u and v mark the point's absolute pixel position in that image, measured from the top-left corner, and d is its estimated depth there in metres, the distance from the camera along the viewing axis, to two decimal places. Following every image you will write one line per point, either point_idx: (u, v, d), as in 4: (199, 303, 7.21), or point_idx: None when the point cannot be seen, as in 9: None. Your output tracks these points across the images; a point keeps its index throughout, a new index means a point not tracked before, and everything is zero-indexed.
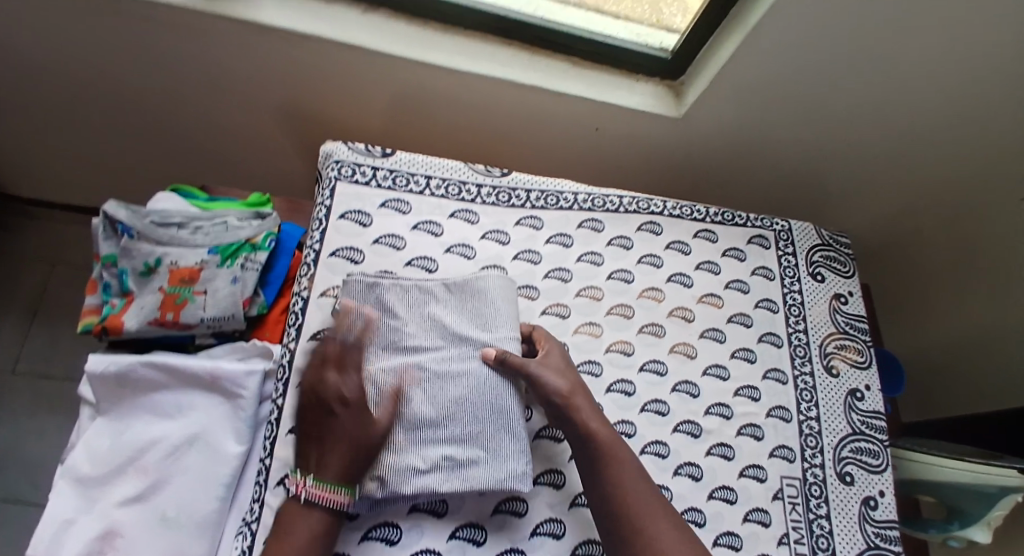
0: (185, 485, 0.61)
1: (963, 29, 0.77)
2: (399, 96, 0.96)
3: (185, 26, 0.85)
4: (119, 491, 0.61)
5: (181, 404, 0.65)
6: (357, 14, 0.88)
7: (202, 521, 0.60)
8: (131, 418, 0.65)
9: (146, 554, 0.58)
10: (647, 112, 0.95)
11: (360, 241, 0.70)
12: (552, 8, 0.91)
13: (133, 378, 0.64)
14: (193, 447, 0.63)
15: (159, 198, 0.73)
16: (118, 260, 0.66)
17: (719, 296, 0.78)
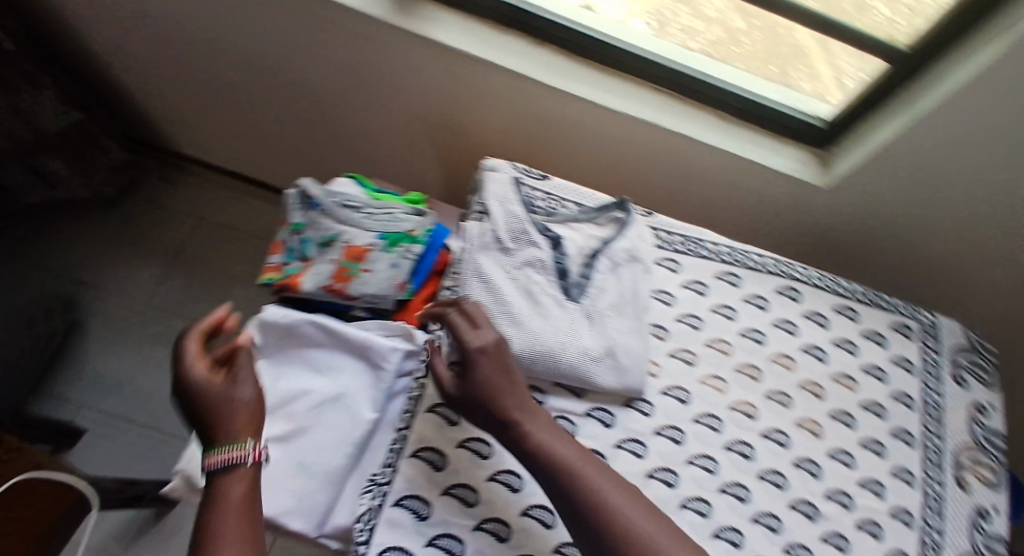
0: (323, 438, 0.66)
1: None
2: (548, 125, 1.02)
3: (374, 38, 0.95)
4: (268, 430, 0.67)
5: (333, 364, 0.70)
6: (527, 46, 0.95)
7: (330, 475, 0.65)
8: (288, 367, 0.70)
9: (282, 491, 0.63)
10: (790, 174, 0.95)
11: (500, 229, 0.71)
12: (706, 61, 0.94)
13: (298, 332, 0.70)
14: (337, 405, 0.68)
15: (341, 183, 0.81)
16: (304, 229, 0.75)
17: (853, 379, 0.76)
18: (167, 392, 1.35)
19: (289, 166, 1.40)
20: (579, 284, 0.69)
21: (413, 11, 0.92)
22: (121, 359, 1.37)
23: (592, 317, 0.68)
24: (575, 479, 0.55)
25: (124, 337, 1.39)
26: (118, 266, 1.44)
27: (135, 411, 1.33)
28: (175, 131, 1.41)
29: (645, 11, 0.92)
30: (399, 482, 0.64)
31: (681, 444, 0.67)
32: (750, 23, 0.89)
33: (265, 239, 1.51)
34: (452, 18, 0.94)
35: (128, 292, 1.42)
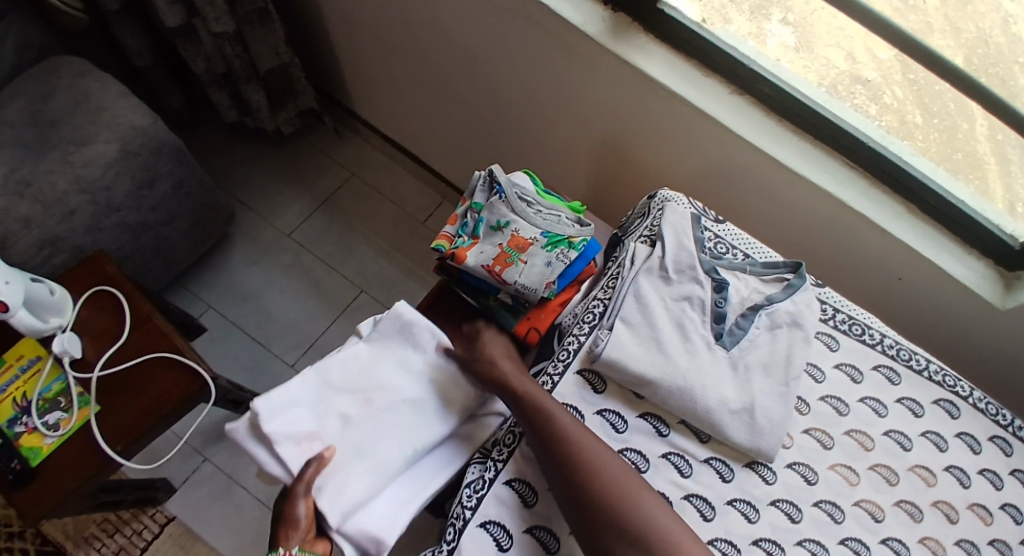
0: (390, 434, 0.71)
1: None
2: (718, 172, 1.03)
3: (579, 50, 0.99)
4: (344, 405, 0.73)
5: (425, 372, 0.76)
6: (726, 92, 0.95)
7: (384, 470, 0.69)
8: (385, 358, 0.76)
9: (337, 469, 0.68)
10: (970, 288, 0.90)
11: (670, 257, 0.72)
12: (904, 148, 0.91)
13: (414, 332, 0.77)
14: (414, 409, 0.73)
15: (517, 176, 0.86)
16: (483, 209, 0.80)
17: (989, 512, 0.71)
18: (286, 318, 1.46)
19: (449, 147, 1.48)
20: (731, 333, 0.68)
21: (625, 38, 0.96)
22: (253, 275, 1.50)
23: (736, 368, 0.67)
24: (571, 444, 0.60)
25: (262, 259, 1.52)
26: (276, 194, 1.58)
27: (253, 327, 1.45)
28: (358, 91, 1.54)
29: (818, 80, 0.92)
30: (516, 464, 0.67)
31: (796, 522, 0.65)
32: (929, 119, 0.89)
33: (405, 206, 1.60)
34: (662, 51, 0.97)
35: (276, 220, 1.56)
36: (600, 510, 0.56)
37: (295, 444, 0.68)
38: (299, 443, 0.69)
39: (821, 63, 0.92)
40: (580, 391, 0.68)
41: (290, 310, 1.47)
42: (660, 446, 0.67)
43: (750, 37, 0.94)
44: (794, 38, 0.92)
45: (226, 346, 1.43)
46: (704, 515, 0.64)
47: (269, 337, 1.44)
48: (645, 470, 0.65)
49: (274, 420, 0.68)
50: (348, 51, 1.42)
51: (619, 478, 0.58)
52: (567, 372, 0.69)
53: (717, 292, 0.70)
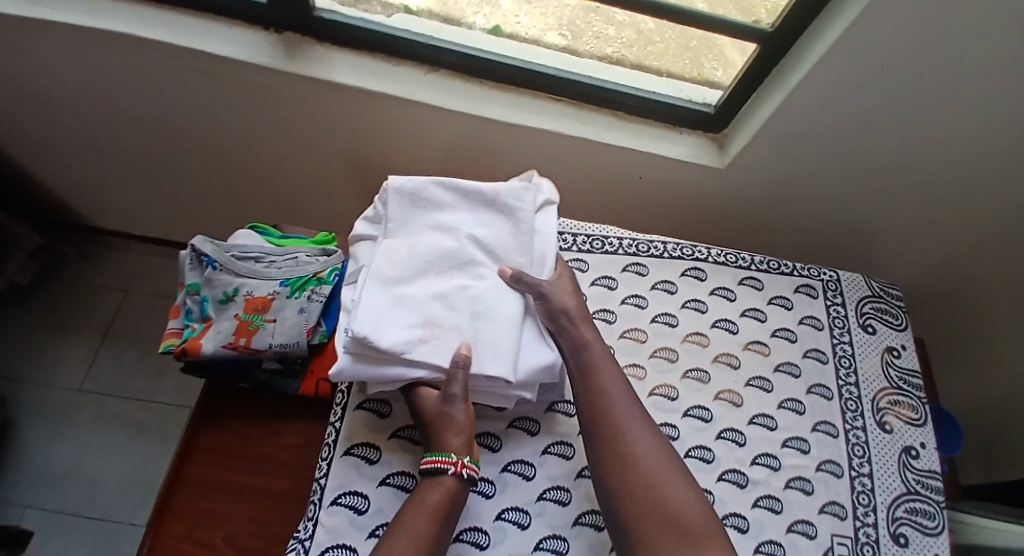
0: (486, 286, 0.64)
1: (986, 99, 0.79)
2: (454, 145, 1.04)
3: (265, 85, 0.95)
4: (426, 290, 0.63)
5: (460, 219, 0.67)
6: (422, 74, 0.97)
7: (504, 317, 0.63)
8: (418, 229, 0.66)
9: (471, 343, 0.61)
10: (689, 161, 1.00)
11: (409, 242, 0.65)
12: (597, 67, 0.99)
13: (426, 195, 0.68)
14: (484, 249, 0.67)
15: (239, 235, 0.80)
16: (201, 288, 0.74)
17: (765, 344, 0.79)
18: (113, 476, 1.32)
19: (211, 224, 1.38)
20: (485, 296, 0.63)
21: (302, 55, 0.93)
22: (56, 448, 1.33)
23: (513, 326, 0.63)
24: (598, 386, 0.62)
25: (59, 430, 1.34)
26: (45, 350, 1.40)
27: (79, 503, 1.29)
28: (90, 207, 1.40)
29: (558, 24, 0.96)
30: (322, 534, 0.59)
31: None
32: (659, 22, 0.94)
33: None
34: (344, 57, 0.95)
35: (56, 378, 1.38)
36: (605, 435, 0.60)
37: (422, 344, 0.59)
38: (421, 343, 0.59)
39: (554, 4, 0.93)
40: (366, 423, 0.65)
41: (115, 466, 1.33)
42: None
43: (484, 4, 0.95)
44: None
45: (54, 542, 1.26)
46: (525, 475, 0.65)
47: (107, 505, 1.29)
48: None
49: (383, 334, 0.58)
50: (48, 171, 1.27)
51: (625, 407, 0.61)
52: (348, 409, 0.66)
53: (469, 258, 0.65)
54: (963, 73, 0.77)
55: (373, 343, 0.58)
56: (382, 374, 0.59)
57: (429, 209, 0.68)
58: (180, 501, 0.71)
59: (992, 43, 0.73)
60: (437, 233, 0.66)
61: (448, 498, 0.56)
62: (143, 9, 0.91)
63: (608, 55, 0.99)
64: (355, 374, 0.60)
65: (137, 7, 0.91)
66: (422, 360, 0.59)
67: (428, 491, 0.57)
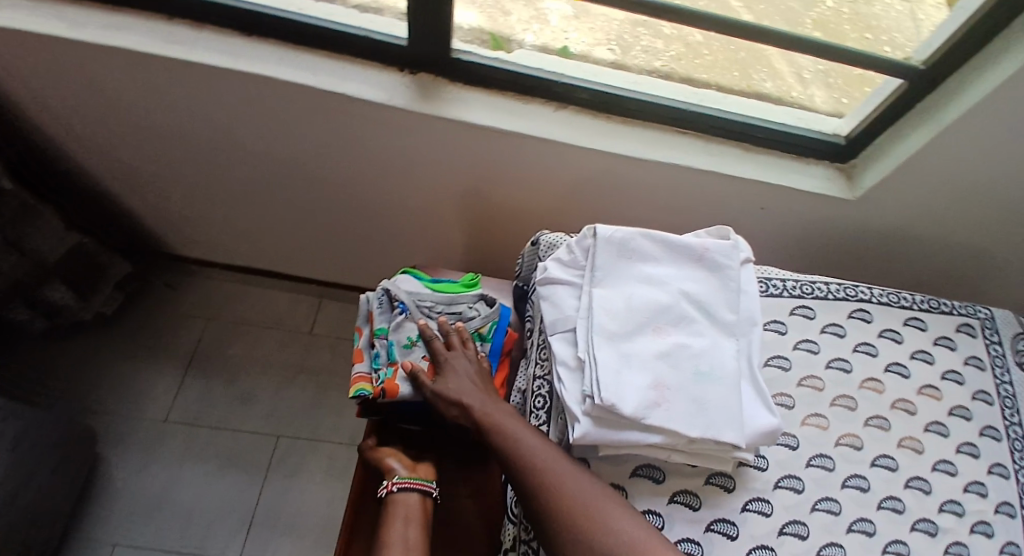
0: (703, 343, 0.64)
1: None
2: (578, 180, 1.02)
3: (396, 121, 0.93)
4: (649, 347, 0.62)
5: (667, 273, 0.68)
6: (551, 111, 0.96)
7: (724, 375, 0.63)
8: (628, 283, 0.66)
9: (702, 405, 0.60)
10: (822, 194, 1.00)
11: (622, 294, 0.65)
12: (719, 97, 0.99)
13: (633, 247, 0.68)
14: (694, 304, 0.66)
15: (402, 278, 0.82)
16: (389, 333, 0.76)
17: (937, 388, 0.78)
18: (205, 509, 1.28)
19: (300, 253, 1.36)
20: (704, 356, 0.63)
21: (436, 96, 0.92)
22: (144, 481, 1.29)
23: (735, 388, 0.62)
24: (538, 472, 0.60)
25: (149, 461, 1.31)
26: (131, 381, 1.38)
27: (172, 537, 1.25)
28: (176, 237, 1.38)
29: (607, 38, 0.97)
30: None
31: (801, 492, 0.68)
32: (707, 34, 0.96)
33: (282, 326, 1.47)
34: (475, 96, 0.94)
35: (142, 408, 1.35)
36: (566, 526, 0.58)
37: (657, 408, 0.58)
38: (656, 407, 0.58)
39: (601, 19, 0.96)
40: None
41: (206, 497, 1.29)
42: (663, 494, 0.65)
43: (533, 21, 0.95)
44: (572, 8, 0.94)
45: None
46: (728, 535, 0.64)
47: (200, 538, 1.25)
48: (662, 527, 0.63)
49: (622, 400, 0.57)
50: (142, 201, 1.25)
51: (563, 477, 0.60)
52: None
53: (684, 312, 0.65)
54: None
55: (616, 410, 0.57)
56: (623, 441, 0.58)
57: (634, 262, 0.68)
58: (360, 546, 0.74)
59: None
60: (651, 289, 0.66)
61: (410, 509, 0.70)
62: (278, 48, 0.90)
63: (657, 69, 0.98)
64: (597, 438, 0.58)
65: (272, 46, 0.90)
66: (659, 426, 0.58)
67: (392, 510, 0.70)
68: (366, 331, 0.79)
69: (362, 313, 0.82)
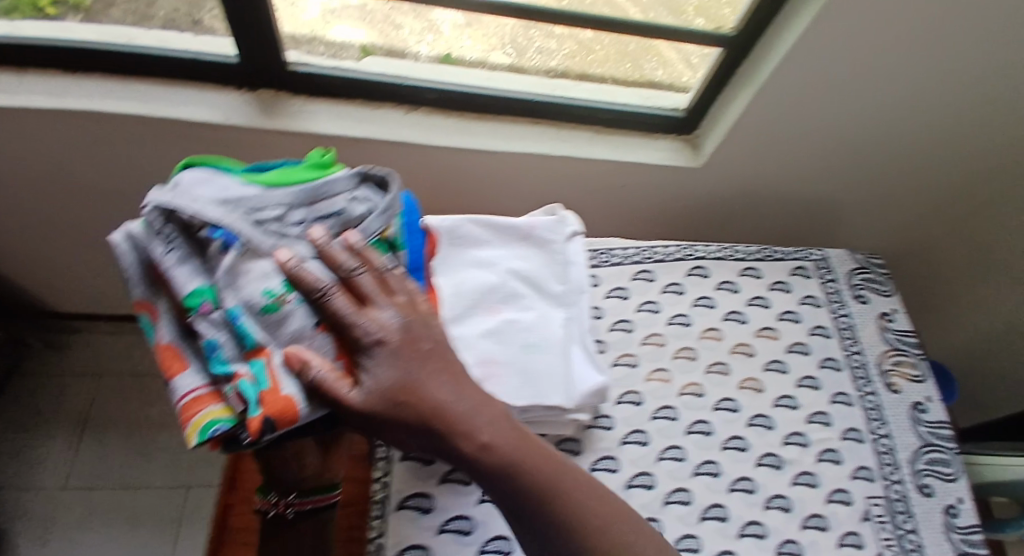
0: (532, 317, 0.66)
1: (934, 66, 0.87)
2: (442, 175, 1.05)
3: (244, 142, 0.93)
4: (476, 326, 0.64)
5: (495, 254, 0.70)
6: (402, 114, 0.98)
7: (553, 344, 0.65)
8: (457, 269, 0.68)
9: (530, 375, 0.62)
10: (669, 164, 1.06)
11: (452, 280, 0.66)
12: (567, 85, 1.03)
13: (463, 233, 0.69)
14: (524, 281, 0.69)
15: (195, 177, 0.58)
16: (218, 296, 0.54)
17: (774, 329, 0.84)
18: None
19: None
20: (532, 329, 0.65)
21: (279, 111, 0.92)
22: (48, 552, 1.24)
23: (563, 354, 0.65)
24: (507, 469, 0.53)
25: (47, 535, 1.25)
26: (22, 452, 1.32)
27: None
28: (56, 292, 1.33)
29: (501, 43, 1.00)
30: None
31: (648, 444, 0.71)
32: (597, 32, 1.00)
33: None
34: (323, 107, 0.95)
35: (36, 480, 1.30)
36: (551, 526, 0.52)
37: (483, 385, 0.60)
38: (481, 384, 0.60)
39: (494, 26, 0.98)
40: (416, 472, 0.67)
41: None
42: None
43: (426, 31, 0.97)
44: (462, 18, 0.96)
45: None
46: None
47: None
48: None
49: None
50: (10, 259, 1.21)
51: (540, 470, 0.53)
52: (393, 462, 0.68)
53: (514, 290, 0.67)
54: (910, 48, 0.84)
55: None
56: None
57: (464, 247, 0.69)
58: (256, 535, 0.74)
59: (937, 16, 0.79)
60: (480, 273, 0.68)
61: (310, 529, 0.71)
62: (110, 82, 0.89)
63: (553, 68, 1.04)
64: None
65: (103, 81, 0.89)
66: None
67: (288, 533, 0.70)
68: (162, 312, 0.56)
69: (133, 278, 0.56)
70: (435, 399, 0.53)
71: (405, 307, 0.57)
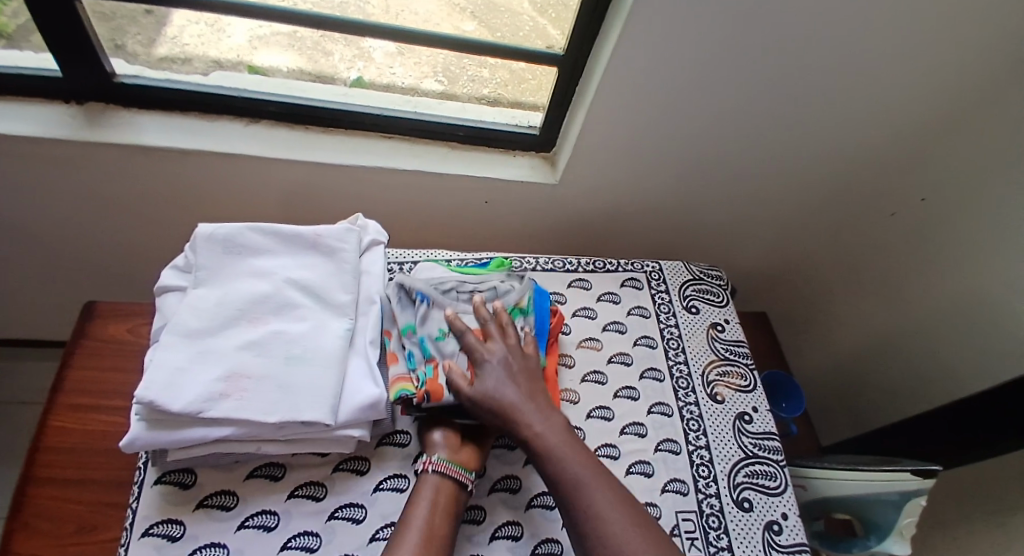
0: (303, 328, 0.65)
1: (753, 72, 0.89)
2: (292, 194, 1.02)
3: (69, 156, 0.91)
4: (233, 339, 0.62)
5: (275, 264, 0.68)
6: (242, 126, 0.97)
7: (320, 355, 0.64)
8: (229, 278, 0.66)
9: (285, 388, 0.60)
10: (528, 181, 1.04)
11: (220, 291, 0.65)
12: (432, 103, 1.02)
13: (240, 242, 0.68)
14: (303, 290, 0.67)
15: (424, 268, 0.77)
16: (417, 329, 0.69)
17: (598, 339, 0.85)
18: None
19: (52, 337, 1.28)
20: (299, 340, 0.64)
21: (106, 124, 0.91)
22: None
23: (329, 366, 0.63)
24: (517, 425, 0.63)
25: None
26: None
27: None
28: None
29: (433, 71, 1.00)
30: None
31: None
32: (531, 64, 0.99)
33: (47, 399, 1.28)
34: (153, 120, 0.94)
35: None
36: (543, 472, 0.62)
37: (224, 400, 0.58)
38: (222, 399, 0.58)
39: (427, 55, 0.98)
40: (169, 498, 0.63)
41: None
42: (282, 491, 0.65)
43: (357, 59, 0.97)
44: (395, 47, 0.95)
45: None
46: (354, 518, 0.64)
47: None
48: (275, 524, 0.63)
49: (175, 398, 0.57)
50: None
51: (550, 426, 0.63)
52: (147, 487, 0.64)
53: (288, 300, 0.66)
54: (724, 56, 0.86)
55: (165, 409, 0.56)
56: (178, 439, 0.58)
57: (242, 257, 0.67)
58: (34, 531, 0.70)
59: (738, 23, 0.82)
60: (255, 283, 0.66)
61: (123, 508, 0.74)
62: None
63: (485, 96, 1.03)
64: (149, 442, 0.58)
65: None
66: (225, 418, 0.58)
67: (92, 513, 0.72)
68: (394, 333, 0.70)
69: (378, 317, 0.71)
70: (518, 401, 0.63)
71: (517, 345, 0.68)
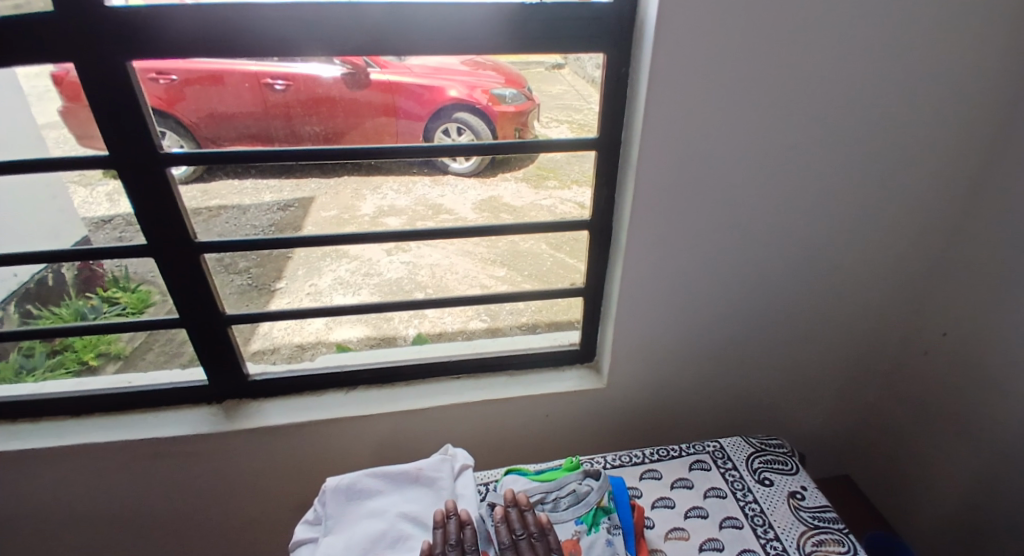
0: None
1: (749, 261, 1.07)
2: (384, 443, 1.16)
3: (207, 446, 1.10)
4: None
5: (389, 501, 0.80)
6: (343, 393, 1.16)
7: None
8: (354, 522, 0.77)
9: None
10: (578, 390, 1.17)
11: (347, 535, 0.76)
12: (488, 339, 1.27)
13: (359, 488, 0.81)
14: (415, 523, 0.78)
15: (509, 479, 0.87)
16: None
17: (683, 529, 0.89)
18: None
19: None
20: None
21: (236, 414, 1.11)
22: None
23: None
24: None
25: None
26: None
27: None
28: None
29: (475, 313, 1.39)
30: None
31: None
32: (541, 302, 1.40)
33: None
34: (271, 404, 1.13)
35: None
36: None
37: None
38: None
39: (458, 314, 1.41)
40: None
41: None
42: None
43: (415, 317, 1.41)
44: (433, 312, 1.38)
45: None
46: None
47: None
48: None
49: None
50: None
51: None
52: None
53: (403, 535, 0.76)
54: (719, 255, 1.05)
55: None
56: None
57: (362, 500, 0.80)
58: None
59: (721, 229, 1.02)
60: (374, 522, 0.77)
61: None
62: (103, 417, 1.10)
63: (524, 322, 1.34)
64: None
65: (98, 418, 1.10)
66: None
67: None
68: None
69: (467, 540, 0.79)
70: None
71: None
